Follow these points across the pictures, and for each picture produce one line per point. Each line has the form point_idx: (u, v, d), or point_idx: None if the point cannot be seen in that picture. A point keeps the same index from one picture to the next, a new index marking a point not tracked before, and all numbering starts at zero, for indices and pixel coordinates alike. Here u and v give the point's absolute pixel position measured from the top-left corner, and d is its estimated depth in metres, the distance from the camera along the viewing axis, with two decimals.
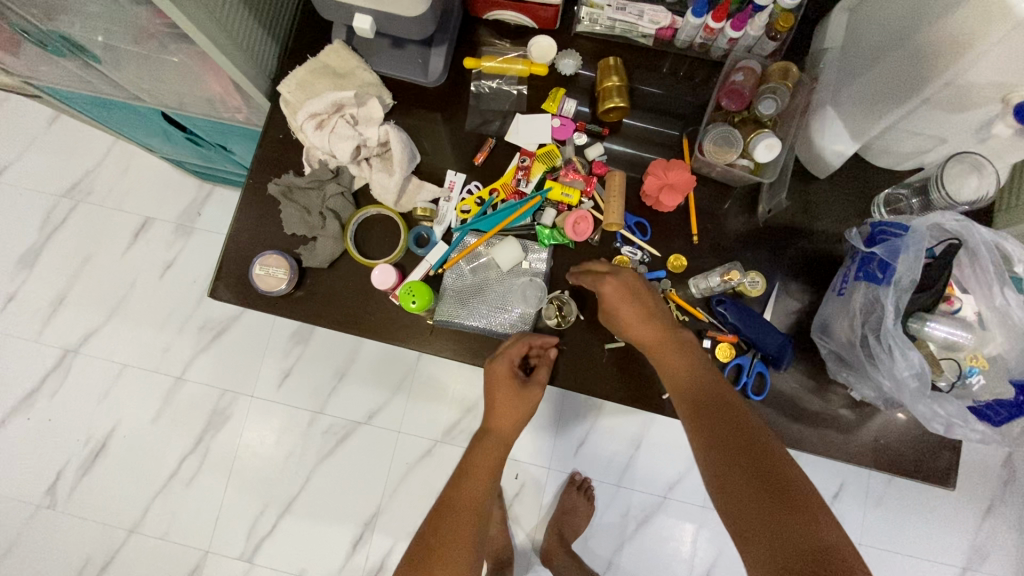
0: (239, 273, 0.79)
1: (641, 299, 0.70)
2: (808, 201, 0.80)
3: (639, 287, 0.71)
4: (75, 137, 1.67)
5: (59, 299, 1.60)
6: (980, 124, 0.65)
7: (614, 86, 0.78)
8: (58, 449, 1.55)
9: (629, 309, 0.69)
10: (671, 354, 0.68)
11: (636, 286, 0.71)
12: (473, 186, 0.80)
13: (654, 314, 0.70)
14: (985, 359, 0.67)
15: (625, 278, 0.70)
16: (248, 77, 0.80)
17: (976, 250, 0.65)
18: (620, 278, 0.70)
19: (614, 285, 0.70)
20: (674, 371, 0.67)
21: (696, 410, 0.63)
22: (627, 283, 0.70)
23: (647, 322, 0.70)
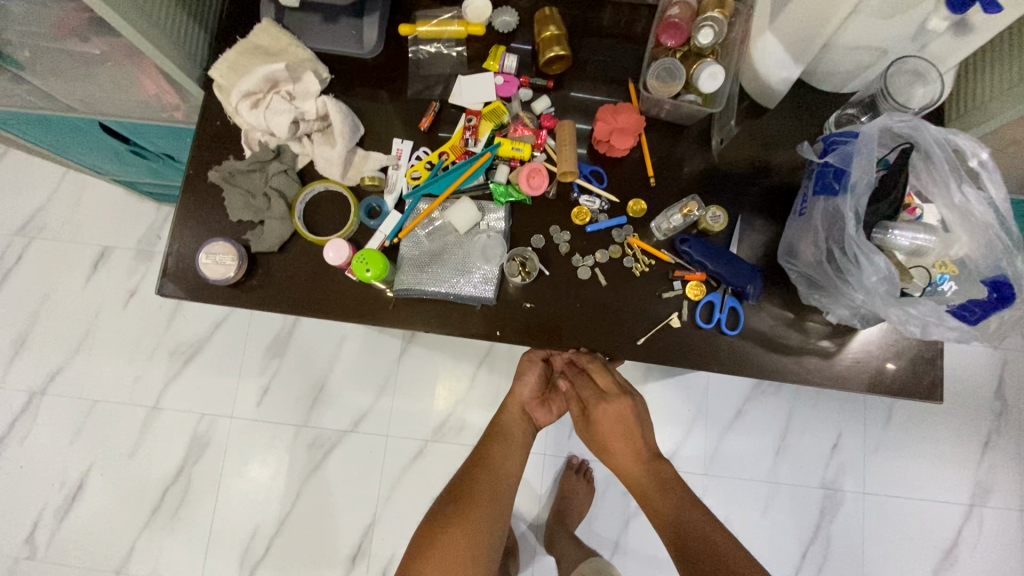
0: (188, 267, 0.76)
1: (623, 427, 0.75)
2: (761, 132, 0.79)
3: (627, 419, 0.74)
4: (23, 172, 1.62)
5: (20, 340, 1.54)
6: (916, 26, 0.65)
7: (552, 36, 0.77)
8: (32, 496, 1.48)
9: (614, 440, 0.75)
10: (653, 488, 0.70)
11: (625, 416, 0.74)
12: (421, 152, 0.78)
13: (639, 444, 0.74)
14: (954, 264, 0.66)
15: (611, 409, 0.75)
16: (177, 64, 0.77)
17: (929, 150, 0.65)
18: (609, 409, 0.75)
19: (599, 415, 0.75)
20: (653, 499, 0.69)
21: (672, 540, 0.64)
22: (615, 413, 0.75)
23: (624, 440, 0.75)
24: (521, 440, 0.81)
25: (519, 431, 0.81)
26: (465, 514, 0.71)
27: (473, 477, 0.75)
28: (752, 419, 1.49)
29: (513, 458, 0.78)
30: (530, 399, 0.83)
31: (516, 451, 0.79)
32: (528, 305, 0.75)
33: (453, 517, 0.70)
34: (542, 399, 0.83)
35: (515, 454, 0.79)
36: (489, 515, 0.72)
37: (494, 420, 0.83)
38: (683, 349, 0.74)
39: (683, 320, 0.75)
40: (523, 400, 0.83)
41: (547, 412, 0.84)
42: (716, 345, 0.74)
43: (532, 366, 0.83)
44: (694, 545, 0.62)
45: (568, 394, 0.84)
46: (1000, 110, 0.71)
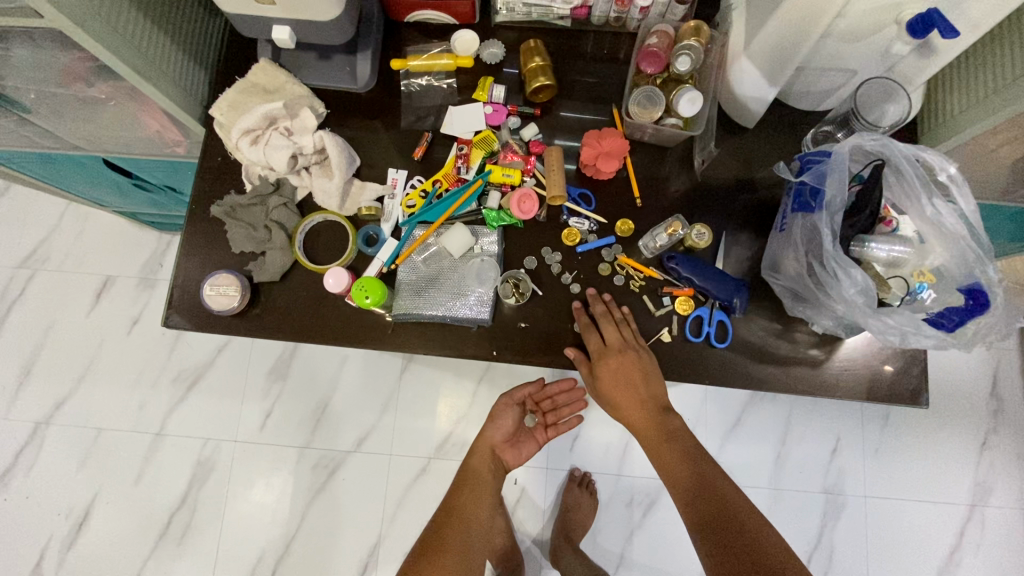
0: (192, 299, 0.78)
1: (629, 379, 0.73)
2: (742, 151, 0.82)
3: (633, 370, 0.73)
4: (26, 205, 1.65)
5: (25, 371, 1.56)
6: (883, 49, 0.68)
7: (538, 66, 0.80)
8: (39, 527, 1.49)
9: (620, 393, 0.73)
10: (659, 441, 0.72)
11: (630, 368, 0.73)
12: (416, 180, 0.81)
13: (647, 397, 0.72)
14: (931, 272, 0.68)
15: (617, 363, 0.73)
16: (178, 104, 0.80)
17: (899, 166, 0.68)
18: (612, 361, 0.72)
19: (605, 370, 0.73)
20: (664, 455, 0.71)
21: (682, 492, 0.67)
22: (619, 365, 0.73)
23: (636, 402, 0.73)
24: (490, 486, 0.84)
25: (488, 469, 0.85)
26: (437, 563, 0.73)
27: (443, 527, 0.77)
28: (751, 427, 1.50)
29: (485, 500, 0.82)
30: (501, 441, 0.87)
31: (488, 491, 0.83)
32: (523, 325, 0.77)
33: (425, 567, 0.72)
34: (512, 441, 0.87)
35: (485, 495, 0.83)
36: (459, 559, 0.74)
37: (466, 462, 0.87)
38: (675, 363, 0.76)
39: (673, 335, 0.77)
40: (493, 443, 0.87)
41: (517, 454, 0.88)
42: (706, 358, 0.77)
43: (508, 409, 0.88)
44: (703, 502, 0.65)
45: (539, 436, 0.88)
46: (969, 122, 0.74)
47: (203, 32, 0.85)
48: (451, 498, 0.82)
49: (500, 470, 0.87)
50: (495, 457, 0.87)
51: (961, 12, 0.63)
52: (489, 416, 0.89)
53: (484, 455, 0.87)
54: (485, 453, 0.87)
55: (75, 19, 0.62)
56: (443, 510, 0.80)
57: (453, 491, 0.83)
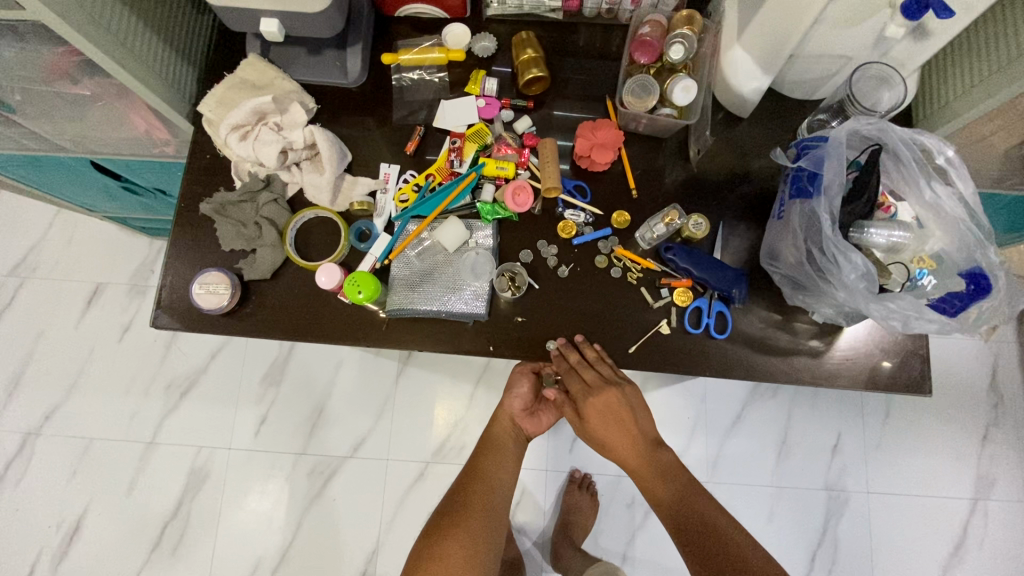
0: (182, 299, 0.77)
1: (619, 418, 0.75)
2: (737, 141, 0.82)
3: (620, 409, 0.75)
4: (15, 213, 1.63)
5: (15, 381, 1.53)
6: (877, 32, 0.68)
7: (530, 58, 0.80)
8: (28, 540, 1.46)
9: (613, 435, 0.76)
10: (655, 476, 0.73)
11: (617, 407, 0.75)
12: (409, 175, 0.80)
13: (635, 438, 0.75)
14: (932, 258, 0.67)
15: (601, 402, 0.75)
16: (165, 101, 0.79)
17: (897, 150, 0.67)
18: (598, 402, 0.75)
19: (591, 412, 0.76)
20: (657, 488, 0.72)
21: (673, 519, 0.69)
22: (605, 404, 0.75)
23: (626, 439, 0.75)
24: (512, 453, 0.82)
25: (508, 438, 0.83)
26: (462, 524, 0.72)
27: (466, 493, 0.76)
28: (752, 424, 1.49)
29: (508, 467, 0.81)
30: (520, 411, 0.81)
31: (510, 457, 0.82)
32: (519, 319, 0.76)
33: (451, 526, 0.72)
34: (532, 410, 0.82)
35: (507, 460, 0.81)
36: (485, 522, 0.74)
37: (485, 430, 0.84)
38: (674, 355, 0.75)
39: (672, 326, 0.76)
40: (512, 413, 0.82)
41: (538, 422, 0.84)
42: (706, 350, 0.75)
43: (524, 378, 0.80)
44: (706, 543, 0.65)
45: (561, 402, 0.83)
46: (963, 108, 0.74)
47: (191, 29, 0.84)
48: (472, 462, 0.81)
49: (522, 438, 0.84)
50: (516, 427, 0.83)
51: None
52: (505, 385, 0.82)
53: (506, 424, 0.83)
54: (505, 423, 0.83)
55: (57, 9, 0.61)
56: (467, 472, 0.80)
57: (475, 456, 0.82)
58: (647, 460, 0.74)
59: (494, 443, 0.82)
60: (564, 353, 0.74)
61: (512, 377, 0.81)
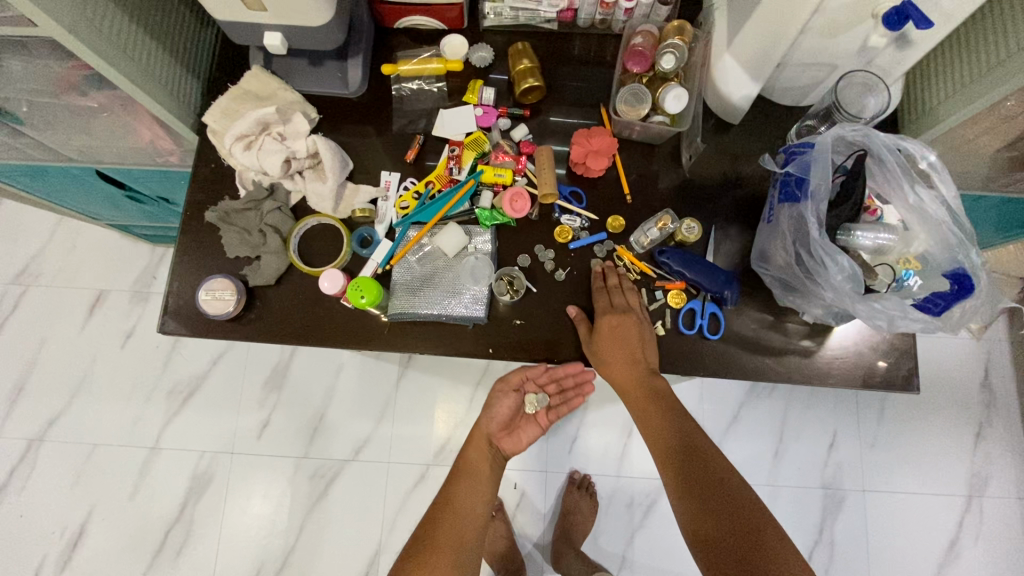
0: (188, 304, 0.78)
1: (626, 342, 0.74)
2: (729, 146, 0.84)
3: (632, 334, 0.74)
4: (17, 221, 1.64)
5: (18, 387, 1.54)
6: (861, 42, 0.70)
7: (527, 68, 0.82)
8: (32, 546, 1.47)
9: (615, 354, 0.74)
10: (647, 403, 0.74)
11: (630, 331, 0.74)
12: (409, 182, 0.82)
13: (638, 366, 0.74)
14: (916, 259, 0.70)
15: (617, 322, 0.74)
16: (171, 112, 0.81)
17: (881, 155, 0.70)
18: (614, 320, 0.74)
19: (605, 328, 0.74)
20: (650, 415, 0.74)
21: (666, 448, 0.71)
22: (619, 324, 0.74)
23: (629, 365, 0.74)
24: (488, 475, 0.82)
25: (483, 462, 0.83)
26: (428, 561, 0.72)
27: (435, 524, 0.77)
28: (748, 424, 1.51)
29: (481, 492, 0.81)
30: (498, 429, 0.84)
31: (485, 482, 0.82)
32: (517, 322, 0.78)
33: (419, 562, 0.72)
34: (509, 428, 0.84)
35: (482, 486, 0.81)
36: (454, 561, 0.73)
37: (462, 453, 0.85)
38: (668, 356, 0.77)
39: (667, 327, 0.78)
40: (490, 432, 0.84)
41: (516, 441, 0.84)
42: (700, 350, 0.77)
43: (506, 395, 0.82)
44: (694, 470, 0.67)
45: (541, 420, 0.82)
46: (947, 113, 0.77)
47: (195, 42, 0.86)
48: (447, 489, 0.81)
49: (500, 458, 0.85)
50: (493, 447, 0.84)
51: (934, 4, 0.64)
52: (485, 403, 0.85)
53: (481, 445, 0.84)
54: (481, 443, 0.84)
55: (67, 25, 0.63)
56: (440, 500, 0.80)
57: (450, 482, 0.82)
58: (643, 387, 0.74)
59: (467, 469, 0.83)
60: (604, 272, 0.78)
61: (493, 395, 0.83)
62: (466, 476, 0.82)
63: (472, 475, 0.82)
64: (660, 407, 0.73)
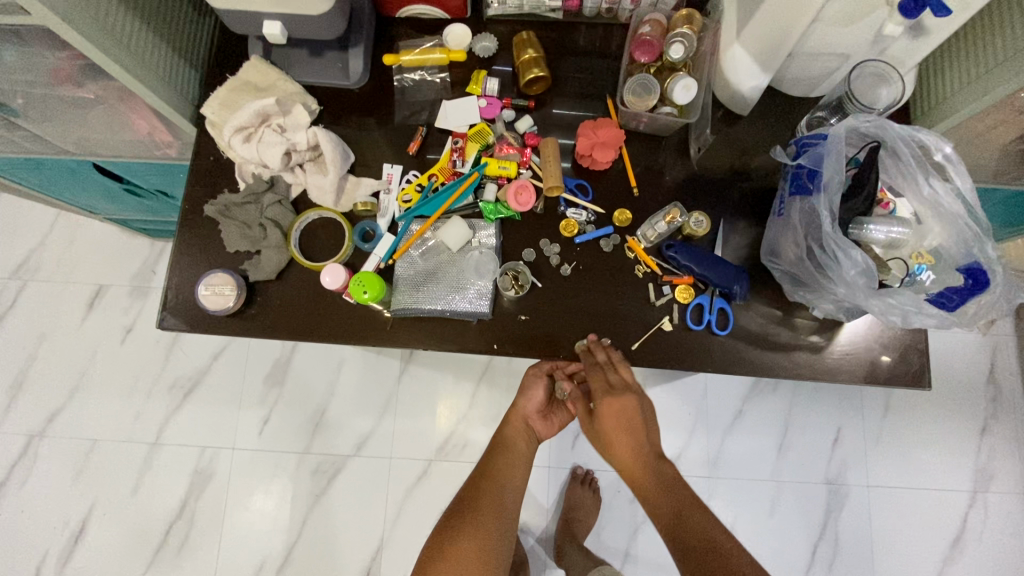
0: (187, 300, 0.77)
1: (627, 425, 0.72)
2: (737, 138, 0.82)
3: (633, 414, 0.72)
4: (16, 215, 1.63)
5: (18, 383, 1.53)
6: (875, 31, 0.68)
7: (531, 58, 0.80)
8: (34, 540, 1.46)
9: (619, 435, 0.72)
10: (652, 487, 0.68)
11: (630, 412, 0.72)
12: (412, 175, 0.81)
13: (640, 445, 0.71)
14: (930, 254, 0.69)
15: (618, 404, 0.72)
16: (169, 103, 0.79)
17: (895, 147, 0.68)
18: (615, 402, 0.72)
19: (605, 408, 0.72)
20: (655, 500, 0.67)
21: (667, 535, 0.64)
22: (621, 406, 0.72)
23: (631, 447, 0.71)
24: (523, 452, 0.83)
25: (522, 440, 0.84)
26: (472, 525, 0.73)
27: (477, 491, 0.77)
28: (752, 419, 1.50)
29: (519, 467, 0.82)
30: (535, 411, 0.86)
31: (521, 459, 0.83)
32: (523, 318, 0.76)
33: (461, 525, 0.73)
34: (545, 412, 0.87)
35: (521, 462, 0.82)
36: (496, 522, 0.74)
37: (499, 431, 0.87)
38: (676, 352, 0.76)
39: (674, 323, 0.77)
40: (526, 414, 0.87)
41: (549, 425, 0.88)
42: (708, 346, 0.76)
43: (537, 380, 0.87)
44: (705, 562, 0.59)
45: (572, 408, 0.88)
46: (959, 105, 0.75)
47: (193, 32, 0.85)
48: (484, 464, 0.82)
49: (534, 440, 0.86)
50: (528, 429, 0.86)
51: None
52: (521, 387, 0.89)
53: (518, 426, 0.86)
54: (519, 424, 0.86)
55: (62, 14, 0.62)
56: (480, 472, 0.81)
57: (489, 457, 0.83)
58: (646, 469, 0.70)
59: (498, 443, 0.84)
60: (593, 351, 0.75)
61: (528, 377, 0.88)
62: (501, 450, 0.83)
63: (507, 450, 0.83)
64: (670, 494, 0.67)
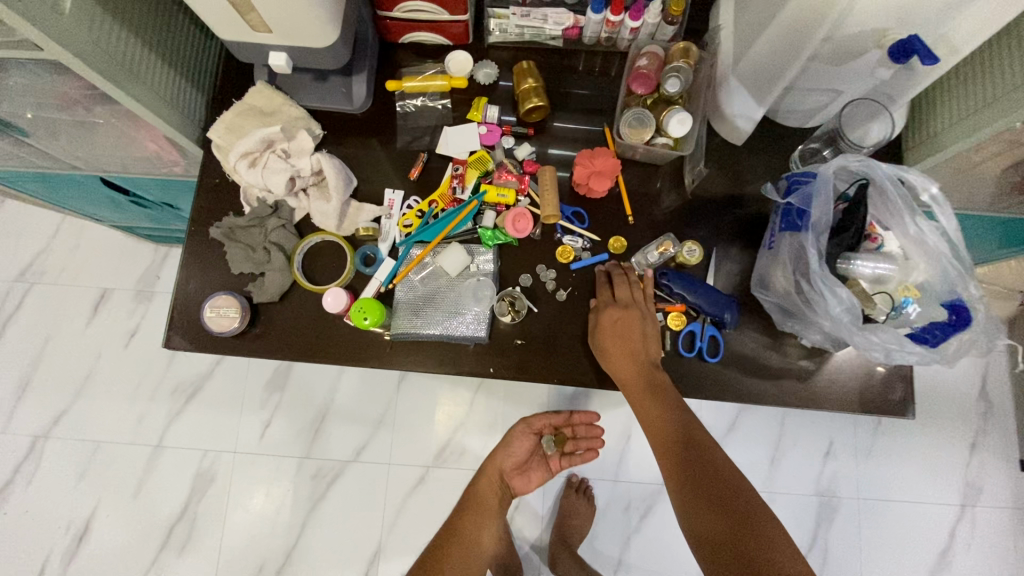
0: (192, 320, 0.79)
1: (628, 333, 0.74)
2: (731, 166, 0.84)
3: (634, 328, 0.75)
4: (22, 219, 1.65)
5: (23, 386, 1.56)
6: (867, 71, 0.70)
7: (531, 87, 0.82)
8: (40, 539, 1.49)
9: (614, 345, 0.74)
10: (642, 394, 0.74)
11: (631, 325, 0.75)
12: (413, 201, 0.83)
13: (642, 349, 0.74)
14: (915, 288, 0.71)
15: (620, 318, 0.75)
16: (176, 127, 0.81)
17: (883, 185, 0.69)
18: (615, 314, 0.75)
19: (607, 320, 0.75)
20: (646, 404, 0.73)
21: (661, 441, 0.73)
22: (622, 318, 0.75)
23: (628, 358, 0.74)
24: (492, 513, 0.88)
25: (494, 498, 0.88)
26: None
27: (443, 551, 0.81)
28: (745, 432, 1.52)
29: (485, 531, 0.86)
30: (512, 468, 0.90)
31: (490, 521, 0.87)
32: (519, 342, 0.79)
33: None
34: (522, 469, 0.90)
35: (487, 524, 0.86)
36: None
37: (472, 485, 0.90)
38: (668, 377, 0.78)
39: (666, 350, 0.79)
40: (502, 468, 0.89)
41: (526, 481, 0.90)
42: (699, 372, 0.78)
43: (523, 437, 0.89)
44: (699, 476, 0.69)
45: (553, 464, 0.90)
46: (953, 140, 0.76)
47: (199, 53, 0.86)
48: (452, 522, 0.86)
49: (507, 495, 0.90)
50: (503, 484, 0.90)
51: (941, 37, 0.65)
52: (501, 441, 0.91)
53: (493, 479, 0.89)
54: (494, 478, 0.89)
55: (74, 50, 0.63)
56: (445, 532, 0.84)
57: (456, 514, 0.87)
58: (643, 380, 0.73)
59: (461, 501, 0.89)
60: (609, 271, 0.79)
61: (513, 436, 0.90)
62: (468, 512, 0.87)
63: (473, 512, 0.86)
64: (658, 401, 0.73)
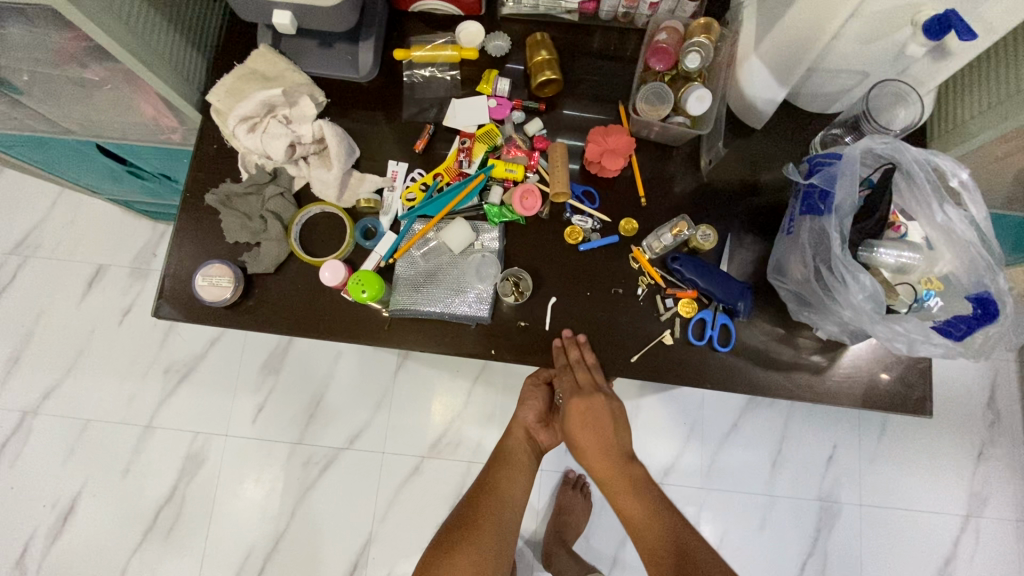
0: (182, 290, 0.76)
1: (600, 426, 0.73)
2: (748, 151, 0.81)
3: (602, 415, 0.73)
4: (19, 190, 1.62)
5: (13, 359, 1.53)
6: (897, 50, 0.67)
7: (544, 60, 0.79)
8: (24, 517, 1.46)
9: (587, 439, 0.74)
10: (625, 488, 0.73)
11: (598, 412, 0.73)
12: (416, 173, 0.79)
13: (613, 444, 0.73)
14: (938, 280, 0.68)
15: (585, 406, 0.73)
16: (175, 90, 0.78)
17: (910, 170, 0.67)
18: (582, 405, 0.73)
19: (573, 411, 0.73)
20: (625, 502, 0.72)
21: (644, 540, 0.70)
22: (589, 409, 0.73)
23: (598, 447, 0.73)
24: (525, 468, 0.82)
25: (523, 455, 0.83)
26: (471, 540, 0.74)
27: (479, 503, 0.78)
28: (748, 433, 1.49)
29: (521, 484, 0.81)
30: (535, 423, 0.84)
31: (522, 478, 0.82)
32: (522, 324, 0.76)
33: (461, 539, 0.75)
34: (547, 422, 0.85)
35: (522, 479, 0.82)
36: (493, 546, 0.75)
37: (500, 443, 0.85)
38: (676, 368, 0.75)
39: (675, 337, 0.75)
40: (527, 424, 0.84)
41: (552, 435, 0.85)
42: (709, 361, 0.75)
43: (538, 388, 0.85)
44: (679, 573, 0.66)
45: None
46: (981, 128, 0.73)
47: (200, 15, 0.83)
48: (488, 475, 0.82)
49: (535, 451, 0.86)
50: (530, 441, 0.85)
51: (977, 15, 0.62)
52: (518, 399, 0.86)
53: (520, 437, 0.84)
54: (520, 435, 0.84)
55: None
56: (480, 486, 0.80)
57: (490, 469, 0.83)
58: (620, 473, 0.73)
59: (493, 454, 0.85)
60: (564, 347, 0.74)
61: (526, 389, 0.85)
62: (500, 463, 0.83)
63: (506, 464, 0.82)
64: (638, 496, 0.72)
